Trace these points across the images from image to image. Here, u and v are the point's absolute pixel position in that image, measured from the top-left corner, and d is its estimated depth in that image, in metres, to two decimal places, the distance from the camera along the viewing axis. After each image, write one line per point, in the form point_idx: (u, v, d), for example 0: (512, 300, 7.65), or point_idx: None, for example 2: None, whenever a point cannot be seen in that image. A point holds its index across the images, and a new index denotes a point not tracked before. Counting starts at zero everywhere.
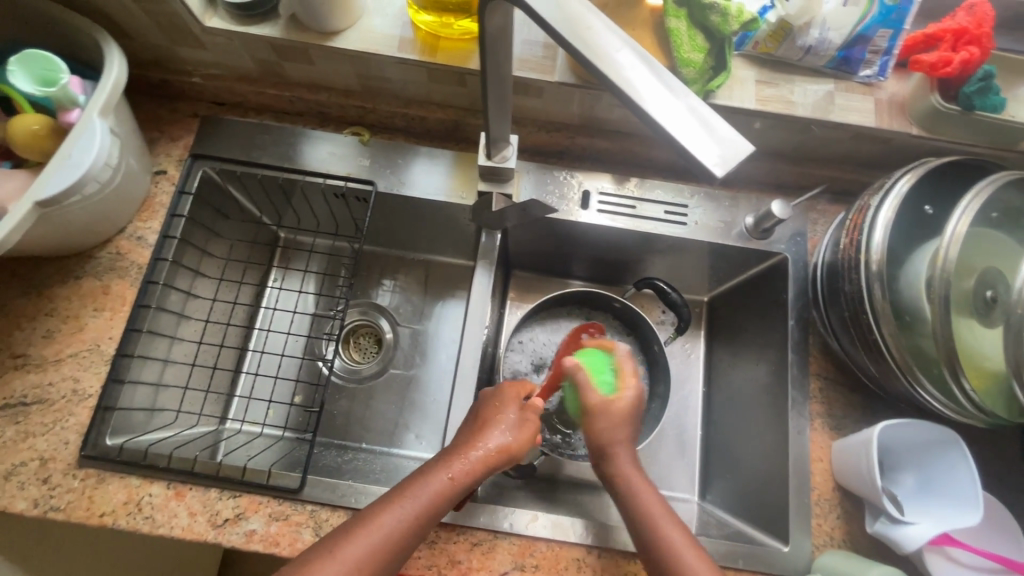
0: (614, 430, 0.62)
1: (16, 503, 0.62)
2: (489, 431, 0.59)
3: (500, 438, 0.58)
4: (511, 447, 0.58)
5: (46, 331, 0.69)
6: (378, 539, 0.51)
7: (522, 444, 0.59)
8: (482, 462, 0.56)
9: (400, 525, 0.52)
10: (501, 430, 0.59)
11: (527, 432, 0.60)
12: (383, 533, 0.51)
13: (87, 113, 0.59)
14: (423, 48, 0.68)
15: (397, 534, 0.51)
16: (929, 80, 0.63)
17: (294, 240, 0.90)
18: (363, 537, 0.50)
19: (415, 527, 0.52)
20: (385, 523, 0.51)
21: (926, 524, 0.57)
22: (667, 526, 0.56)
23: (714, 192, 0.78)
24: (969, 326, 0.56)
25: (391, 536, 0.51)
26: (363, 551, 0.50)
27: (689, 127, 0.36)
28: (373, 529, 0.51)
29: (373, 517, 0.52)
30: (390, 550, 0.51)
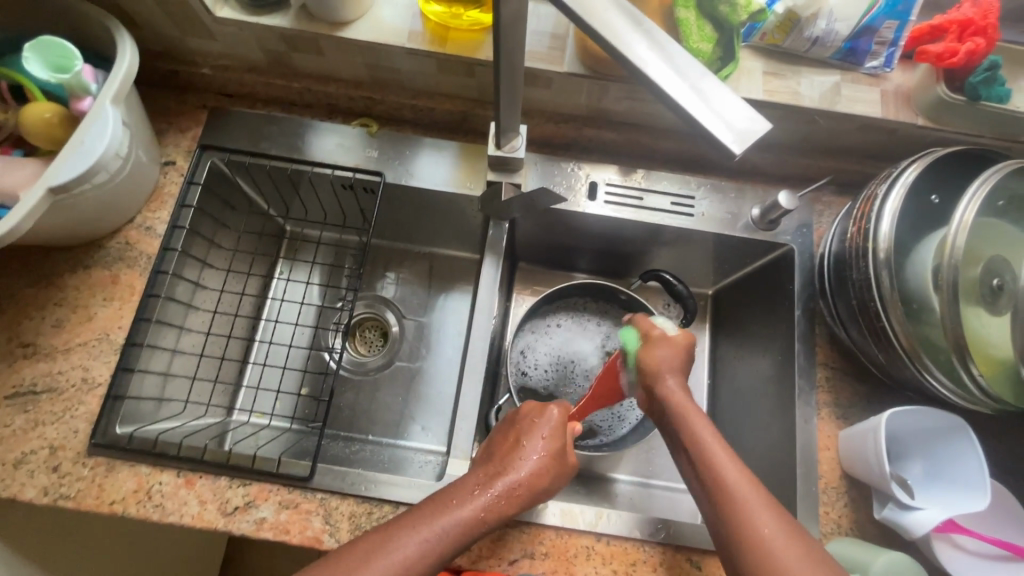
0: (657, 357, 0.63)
1: (25, 491, 0.62)
2: (521, 463, 0.58)
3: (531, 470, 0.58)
4: (540, 480, 0.58)
5: (55, 321, 0.69)
6: (399, 566, 0.49)
7: (551, 479, 0.59)
8: (512, 498, 0.56)
9: (424, 554, 0.51)
10: (533, 460, 0.59)
11: (557, 469, 0.60)
12: (407, 562, 0.50)
13: (100, 101, 0.59)
14: (433, 39, 0.68)
15: (420, 561, 0.50)
16: (935, 71, 0.64)
17: (300, 232, 0.90)
18: (384, 563, 0.49)
19: (437, 556, 0.51)
20: (409, 550, 0.50)
21: (933, 510, 0.57)
22: (724, 464, 0.53)
23: (720, 184, 0.78)
24: (976, 314, 0.56)
25: (412, 565, 0.50)
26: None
27: (704, 108, 0.37)
28: (396, 553, 0.50)
29: (397, 540, 0.51)
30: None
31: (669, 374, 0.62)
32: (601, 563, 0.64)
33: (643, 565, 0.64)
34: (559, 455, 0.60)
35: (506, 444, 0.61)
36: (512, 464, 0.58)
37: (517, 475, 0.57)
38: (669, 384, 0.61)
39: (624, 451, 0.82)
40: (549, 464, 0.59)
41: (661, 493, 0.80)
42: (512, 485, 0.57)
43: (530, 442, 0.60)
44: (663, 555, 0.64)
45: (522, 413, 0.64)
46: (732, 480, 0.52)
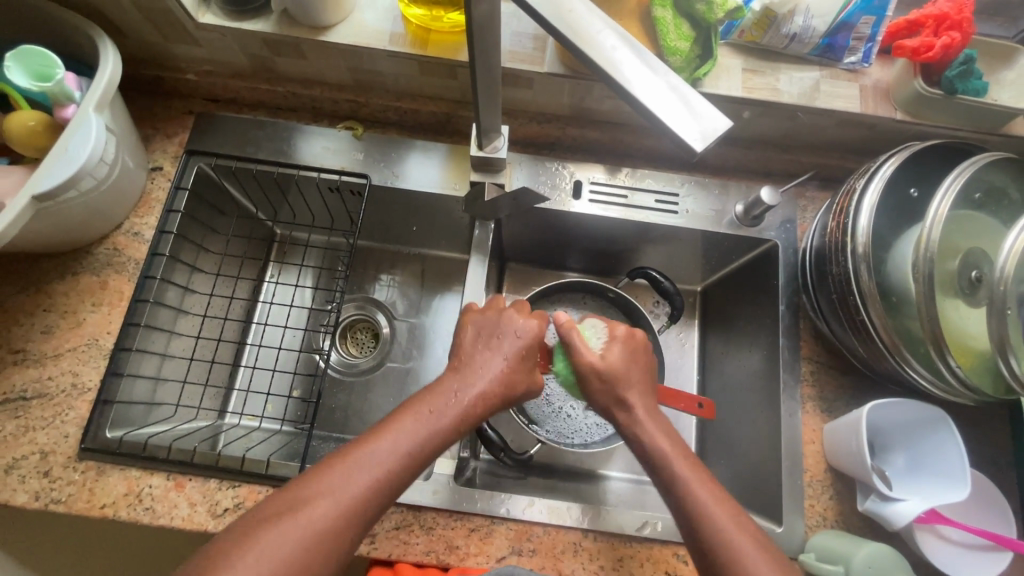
0: (619, 387, 0.60)
1: (17, 496, 0.63)
2: (489, 366, 0.58)
3: (500, 375, 0.57)
4: (513, 382, 0.58)
5: (44, 327, 0.69)
6: (372, 476, 0.49)
7: (523, 385, 0.59)
8: (484, 400, 0.56)
9: (398, 461, 0.50)
10: (501, 362, 0.58)
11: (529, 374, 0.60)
12: (382, 468, 0.49)
13: (83, 109, 0.59)
14: (414, 41, 0.69)
15: (394, 470, 0.50)
16: (912, 65, 0.64)
17: (290, 235, 0.91)
18: (357, 476, 0.48)
19: (413, 462, 0.51)
20: (382, 460, 0.50)
21: (916, 500, 0.58)
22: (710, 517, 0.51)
23: (704, 180, 0.79)
24: (954, 306, 0.57)
25: (387, 476, 0.50)
26: (359, 485, 0.48)
27: (668, 104, 0.37)
28: (369, 464, 0.49)
29: (367, 451, 0.50)
30: (385, 488, 0.49)
31: (636, 397, 0.60)
32: (588, 560, 0.64)
33: (630, 560, 0.64)
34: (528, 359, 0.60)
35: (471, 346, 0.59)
36: (479, 369, 0.57)
37: (485, 379, 0.57)
38: (635, 413, 0.59)
39: (615, 448, 0.83)
40: (519, 369, 0.59)
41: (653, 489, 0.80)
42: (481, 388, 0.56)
43: (492, 347, 0.59)
44: (650, 551, 0.65)
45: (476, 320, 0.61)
46: (706, 501, 0.52)
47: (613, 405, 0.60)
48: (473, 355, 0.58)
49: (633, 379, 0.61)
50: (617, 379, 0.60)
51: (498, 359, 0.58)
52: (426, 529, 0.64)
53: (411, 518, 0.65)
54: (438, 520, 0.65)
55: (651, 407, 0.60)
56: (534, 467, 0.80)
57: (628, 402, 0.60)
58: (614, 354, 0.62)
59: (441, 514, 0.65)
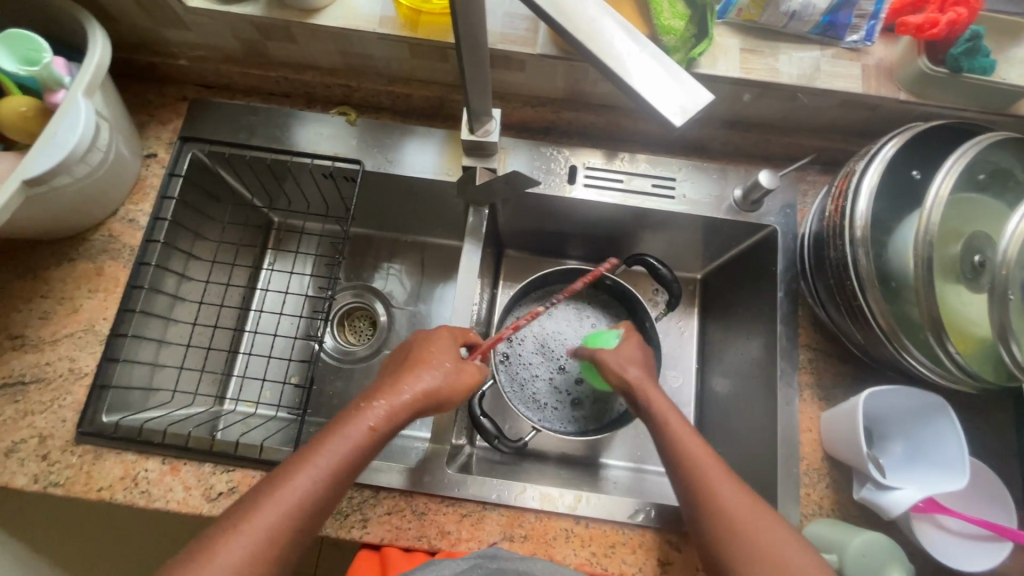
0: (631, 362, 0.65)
1: (16, 478, 0.64)
2: (408, 375, 0.57)
3: (413, 379, 0.57)
4: (429, 388, 0.57)
5: (41, 313, 0.70)
6: (289, 506, 0.48)
7: (449, 390, 0.58)
8: (398, 405, 0.55)
9: (318, 486, 0.50)
10: (424, 371, 0.58)
11: (454, 377, 0.59)
12: (298, 495, 0.49)
13: (72, 93, 0.59)
14: (405, 23, 0.68)
15: (312, 497, 0.50)
16: (916, 43, 0.62)
17: (287, 222, 0.91)
18: (274, 505, 0.48)
19: (333, 483, 0.51)
20: (298, 487, 0.49)
21: (912, 489, 0.56)
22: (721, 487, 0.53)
23: (703, 165, 0.77)
24: (956, 291, 0.56)
25: (306, 503, 0.49)
26: (277, 515, 0.48)
27: (649, 77, 0.36)
28: (287, 492, 0.49)
29: (284, 480, 0.49)
30: (304, 514, 0.49)
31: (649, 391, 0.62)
32: (580, 546, 0.64)
33: (622, 547, 0.64)
34: (456, 365, 0.60)
35: (398, 365, 0.60)
36: (398, 379, 0.57)
37: (403, 388, 0.56)
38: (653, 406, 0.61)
39: (614, 437, 0.82)
40: (441, 373, 0.58)
41: (652, 478, 0.80)
42: (402, 399, 0.56)
43: (406, 362, 0.59)
44: (643, 538, 0.64)
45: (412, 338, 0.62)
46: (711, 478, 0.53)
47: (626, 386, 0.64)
48: (393, 373, 0.59)
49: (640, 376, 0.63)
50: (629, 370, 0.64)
51: (416, 368, 0.58)
52: (419, 514, 0.65)
53: (403, 503, 0.65)
54: (430, 505, 0.65)
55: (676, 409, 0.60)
56: (529, 454, 0.80)
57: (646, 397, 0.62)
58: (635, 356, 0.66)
59: (433, 499, 0.65)
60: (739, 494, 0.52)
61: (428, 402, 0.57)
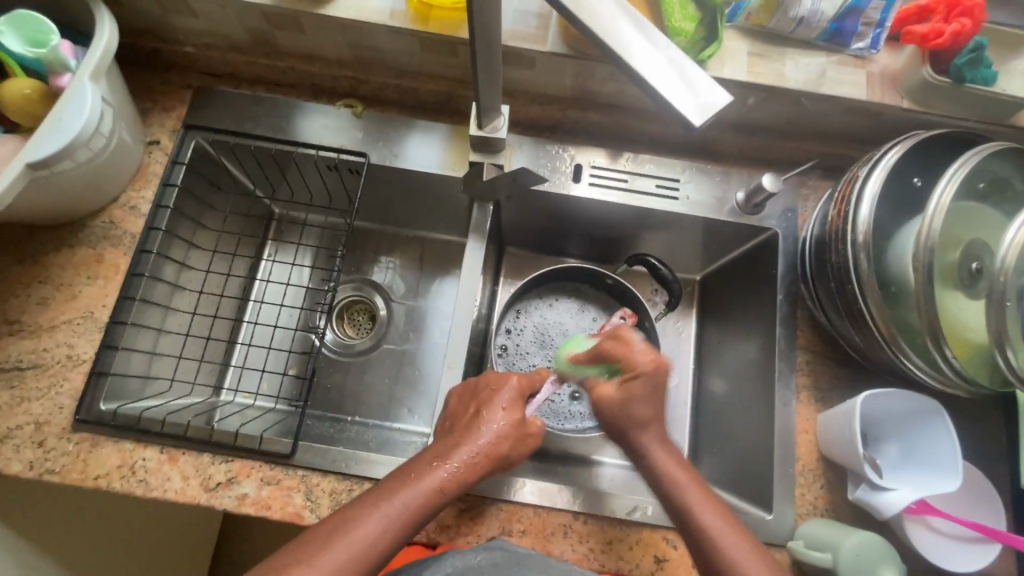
0: (635, 411, 0.59)
1: (12, 464, 0.63)
2: (477, 436, 0.57)
3: (488, 439, 0.57)
4: (497, 450, 0.57)
5: (40, 298, 0.69)
6: (358, 551, 0.48)
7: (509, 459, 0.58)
8: (468, 463, 0.55)
9: (387, 535, 0.50)
10: (493, 430, 0.57)
11: (518, 442, 0.58)
12: (366, 541, 0.49)
13: (78, 77, 0.59)
14: (415, 17, 0.68)
15: (379, 544, 0.50)
16: (921, 53, 0.63)
17: (289, 214, 0.91)
18: (343, 547, 0.48)
19: (399, 535, 0.51)
20: (368, 530, 0.50)
21: (905, 490, 0.58)
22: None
23: (706, 167, 0.78)
24: (953, 297, 0.57)
25: (371, 552, 0.49)
26: (345, 558, 0.48)
27: (670, 78, 0.37)
28: (359, 538, 0.49)
29: (354, 522, 0.50)
30: (370, 563, 0.49)
31: (647, 430, 0.59)
32: (577, 543, 0.64)
33: (619, 543, 0.65)
34: (522, 426, 0.59)
35: (464, 414, 0.59)
36: (467, 436, 0.57)
37: (472, 447, 0.56)
38: (643, 439, 0.59)
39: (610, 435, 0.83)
40: (513, 439, 0.58)
41: None
42: (469, 457, 0.56)
43: (480, 409, 0.59)
44: (640, 534, 0.65)
45: (483, 381, 0.62)
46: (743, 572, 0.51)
47: (625, 435, 0.60)
48: (465, 423, 0.58)
49: (642, 417, 0.59)
50: (625, 413, 0.59)
51: (488, 424, 0.58)
52: None
53: None
54: None
55: (663, 439, 0.60)
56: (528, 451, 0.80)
57: (640, 437, 0.59)
58: (646, 408, 0.59)
59: None
60: (718, 513, 0.54)
61: (492, 464, 0.57)
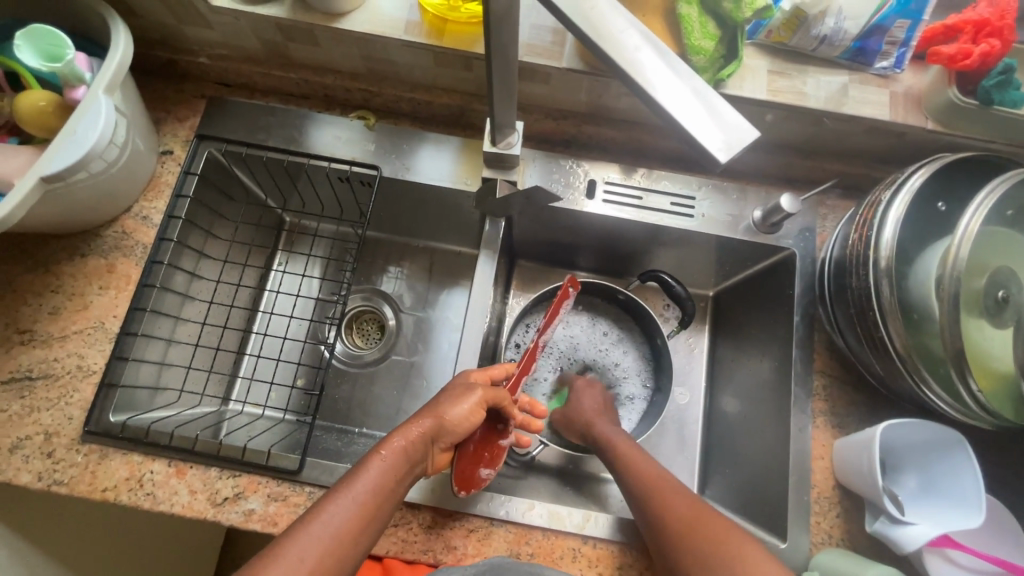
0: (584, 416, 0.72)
1: (20, 475, 0.63)
2: (420, 415, 0.59)
3: (429, 418, 0.59)
4: (439, 425, 0.59)
5: (52, 308, 0.69)
6: (323, 534, 0.48)
7: (456, 429, 0.60)
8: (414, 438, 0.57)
9: (350, 511, 0.50)
10: (433, 413, 0.60)
11: (465, 411, 0.61)
12: (331, 525, 0.48)
13: (93, 91, 0.59)
14: (430, 31, 0.67)
15: (346, 521, 0.49)
16: (948, 73, 0.61)
17: (300, 223, 0.91)
18: (308, 534, 0.48)
19: (363, 513, 0.51)
20: (332, 516, 0.49)
21: (926, 525, 0.56)
22: None
23: (722, 184, 0.77)
24: (978, 326, 0.55)
25: (338, 531, 0.49)
26: (309, 542, 0.47)
27: (692, 109, 0.36)
28: (321, 519, 0.49)
29: (316, 512, 0.49)
30: (337, 543, 0.48)
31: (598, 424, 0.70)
32: (585, 567, 0.63)
33: (629, 569, 0.63)
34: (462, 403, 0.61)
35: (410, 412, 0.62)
36: (411, 420, 0.59)
37: (415, 427, 0.58)
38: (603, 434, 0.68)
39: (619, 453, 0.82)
40: (457, 408, 0.60)
41: None
42: (415, 434, 0.57)
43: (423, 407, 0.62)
44: (650, 560, 0.64)
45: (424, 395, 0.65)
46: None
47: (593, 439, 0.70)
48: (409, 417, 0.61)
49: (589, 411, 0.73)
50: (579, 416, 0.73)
51: (427, 411, 0.60)
52: (424, 527, 0.64)
53: (409, 516, 0.64)
54: (436, 519, 0.64)
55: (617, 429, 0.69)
56: (536, 468, 0.79)
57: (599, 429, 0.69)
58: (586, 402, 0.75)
59: (440, 513, 0.65)
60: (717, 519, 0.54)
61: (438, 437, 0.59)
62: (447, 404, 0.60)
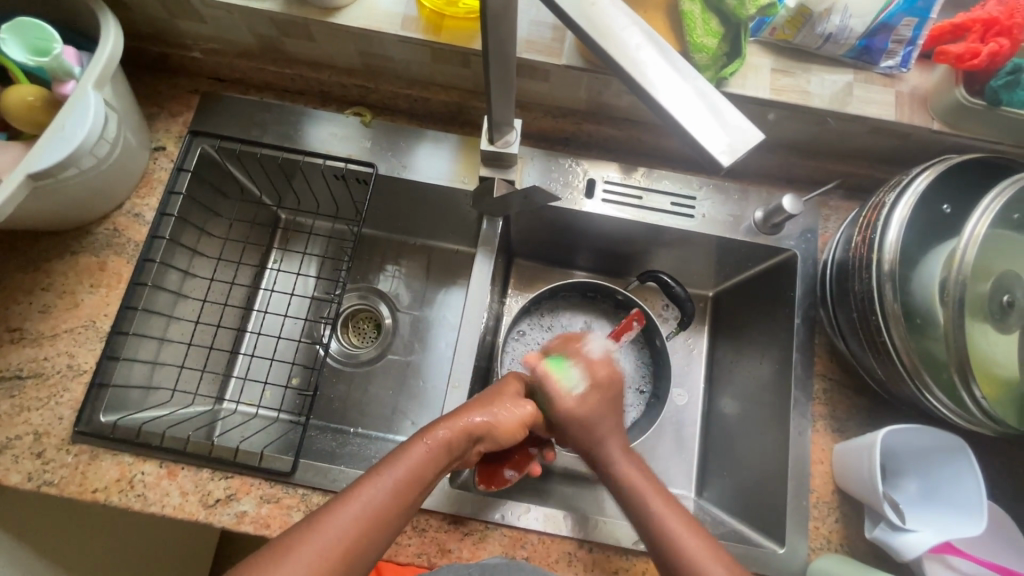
0: (595, 427, 0.62)
1: (9, 476, 0.62)
2: (473, 409, 0.59)
3: (480, 415, 0.58)
4: (488, 422, 0.58)
5: (42, 306, 0.68)
6: (359, 513, 0.48)
7: (506, 433, 0.59)
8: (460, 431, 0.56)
9: (388, 495, 0.50)
10: (486, 409, 0.59)
11: (517, 416, 0.60)
12: (369, 505, 0.49)
13: (82, 85, 0.58)
14: (427, 26, 0.66)
15: (383, 503, 0.50)
16: (954, 73, 0.60)
17: (295, 221, 0.89)
18: (346, 510, 0.48)
19: (400, 497, 0.51)
20: (371, 495, 0.50)
21: (926, 532, 0.56)
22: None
23: (723, 183, 0.75)
24: (984, 332, 0.54)
25: (375, 511, 0.49)
26: (348, 518, 0.48)
27: (694, 111, 0.35)
28: (360, 499, 0.49)
29: (354, 490, 0.50)
30: (373, 523, 0.49)
31: (611, 437, 0.62)
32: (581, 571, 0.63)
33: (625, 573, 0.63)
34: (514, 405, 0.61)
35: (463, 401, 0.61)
36: (463, 410, 0.58)
37: (464, 420, 0.57)
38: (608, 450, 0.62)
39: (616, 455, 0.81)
40: (509, 411, 0.60)
41: None
42: (461, 426, 0.57)
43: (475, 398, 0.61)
44: (646, 565, 0.63)
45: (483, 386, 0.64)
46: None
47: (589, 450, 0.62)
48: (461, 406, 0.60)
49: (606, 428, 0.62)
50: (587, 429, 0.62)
51: (478, 406, 0.59)
52: (419, 530, 0.63)
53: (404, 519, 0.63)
54: (430, 522, 0.63)
55: (625, 447, 0.62)
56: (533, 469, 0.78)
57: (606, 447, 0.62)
58: (591, 399, 0.63)
59: (434, 516, 0.64)
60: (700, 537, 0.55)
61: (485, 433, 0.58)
62: (501, 404, 0.60)
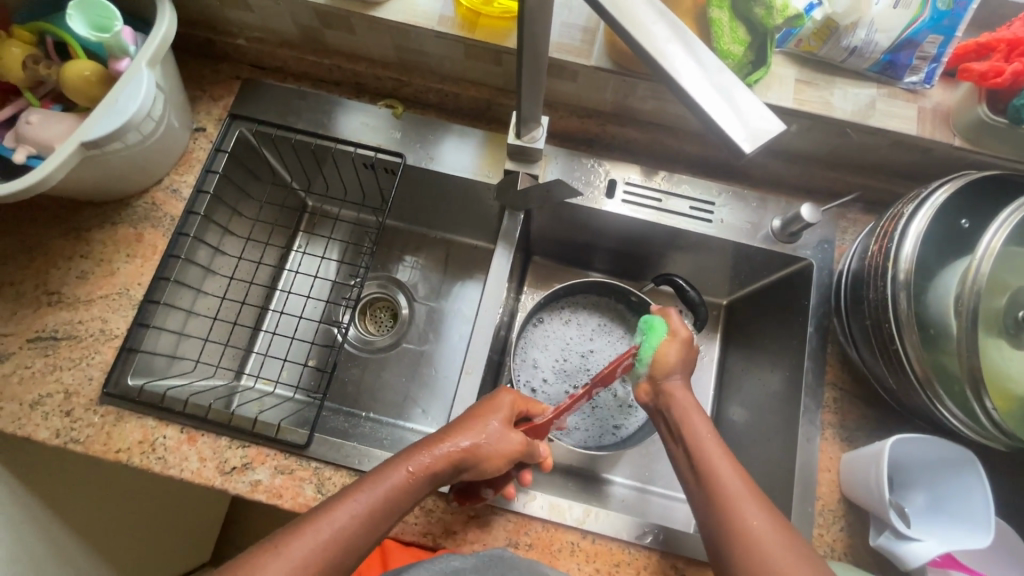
0: (669, 356, 0.64)
1: (39, 431, 0.65)
2: (457, 434, 0.57)
3: (467, 441, 0.56)
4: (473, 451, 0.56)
5: (80, 273, 0.72)
6: (325, 539, 0.46)
7: (491, 460, 0.57)
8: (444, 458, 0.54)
9: (356, 522, 0.48)
10: (472, 433, 0.57)
11: (505, 444, 0.58)
12: (336, 531, 0.47)
13: (136, 63, 0.61)
14: (463, 24, 0.69)
15: (349, 531, 0.48)
16: (978, 90, 0.61)
17: (322, 207, 0.92)
18: (310, 536, 0.46)
19: (370, 525, 0.49)
20: (339, 520, 0.48)
21: (931, 542, 0.55)
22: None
23: (742, 191, 0.77)
24: (996, 345, 0.54)
25: (340, 539, 0.47)
26: (310, 546, 0.46)
27: (719, 104, 0.36)
28: (327, 525, 0.47)
29: (322, 512, 0.48)
30: (337, 551, 0.47)
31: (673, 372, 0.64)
32: (582, 561, 0.63)
33: (626, 567, 0.63)
34: (504, 432, 0.58)
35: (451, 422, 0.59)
36: (447, 434, 0.56)
37: (447, 447, 0.55)
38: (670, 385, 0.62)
39: (623, 454, 0.81)
40: (496, 437, 0.57)
41: (656, 499, 0.79)
42: (444, 454, 0.55)
43: (462, 421, 0.59)
44: (647, 560, 0.64)
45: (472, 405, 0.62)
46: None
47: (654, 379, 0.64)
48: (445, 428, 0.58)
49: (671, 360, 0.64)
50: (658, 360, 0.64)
51: (466, 429, 0.57)
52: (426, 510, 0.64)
53: None
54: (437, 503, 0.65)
55: (686, 384, 0.63)
56: None
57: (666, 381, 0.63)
58: (678, 346, 0.64)
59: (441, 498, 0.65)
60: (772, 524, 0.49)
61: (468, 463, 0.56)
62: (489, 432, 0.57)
